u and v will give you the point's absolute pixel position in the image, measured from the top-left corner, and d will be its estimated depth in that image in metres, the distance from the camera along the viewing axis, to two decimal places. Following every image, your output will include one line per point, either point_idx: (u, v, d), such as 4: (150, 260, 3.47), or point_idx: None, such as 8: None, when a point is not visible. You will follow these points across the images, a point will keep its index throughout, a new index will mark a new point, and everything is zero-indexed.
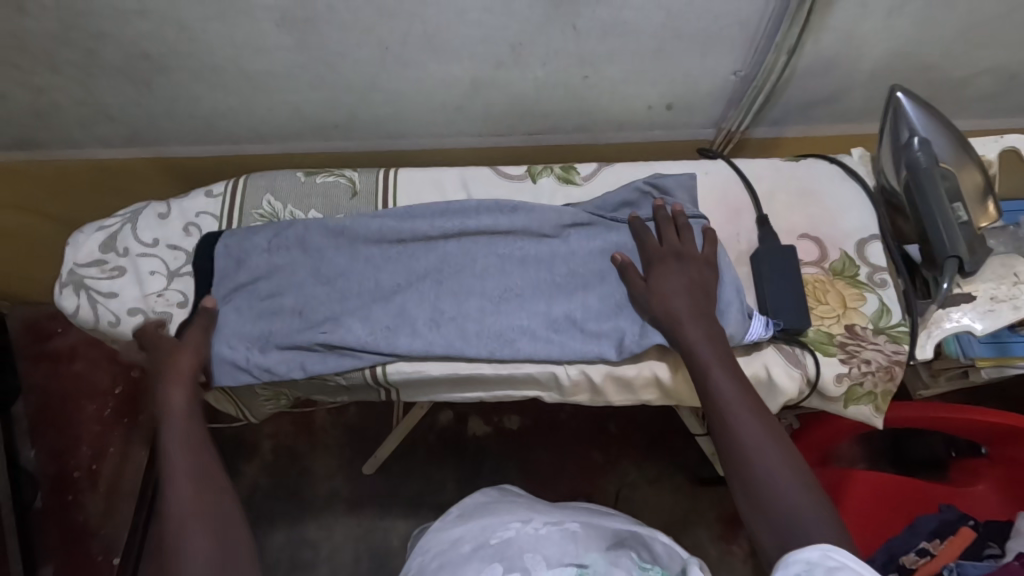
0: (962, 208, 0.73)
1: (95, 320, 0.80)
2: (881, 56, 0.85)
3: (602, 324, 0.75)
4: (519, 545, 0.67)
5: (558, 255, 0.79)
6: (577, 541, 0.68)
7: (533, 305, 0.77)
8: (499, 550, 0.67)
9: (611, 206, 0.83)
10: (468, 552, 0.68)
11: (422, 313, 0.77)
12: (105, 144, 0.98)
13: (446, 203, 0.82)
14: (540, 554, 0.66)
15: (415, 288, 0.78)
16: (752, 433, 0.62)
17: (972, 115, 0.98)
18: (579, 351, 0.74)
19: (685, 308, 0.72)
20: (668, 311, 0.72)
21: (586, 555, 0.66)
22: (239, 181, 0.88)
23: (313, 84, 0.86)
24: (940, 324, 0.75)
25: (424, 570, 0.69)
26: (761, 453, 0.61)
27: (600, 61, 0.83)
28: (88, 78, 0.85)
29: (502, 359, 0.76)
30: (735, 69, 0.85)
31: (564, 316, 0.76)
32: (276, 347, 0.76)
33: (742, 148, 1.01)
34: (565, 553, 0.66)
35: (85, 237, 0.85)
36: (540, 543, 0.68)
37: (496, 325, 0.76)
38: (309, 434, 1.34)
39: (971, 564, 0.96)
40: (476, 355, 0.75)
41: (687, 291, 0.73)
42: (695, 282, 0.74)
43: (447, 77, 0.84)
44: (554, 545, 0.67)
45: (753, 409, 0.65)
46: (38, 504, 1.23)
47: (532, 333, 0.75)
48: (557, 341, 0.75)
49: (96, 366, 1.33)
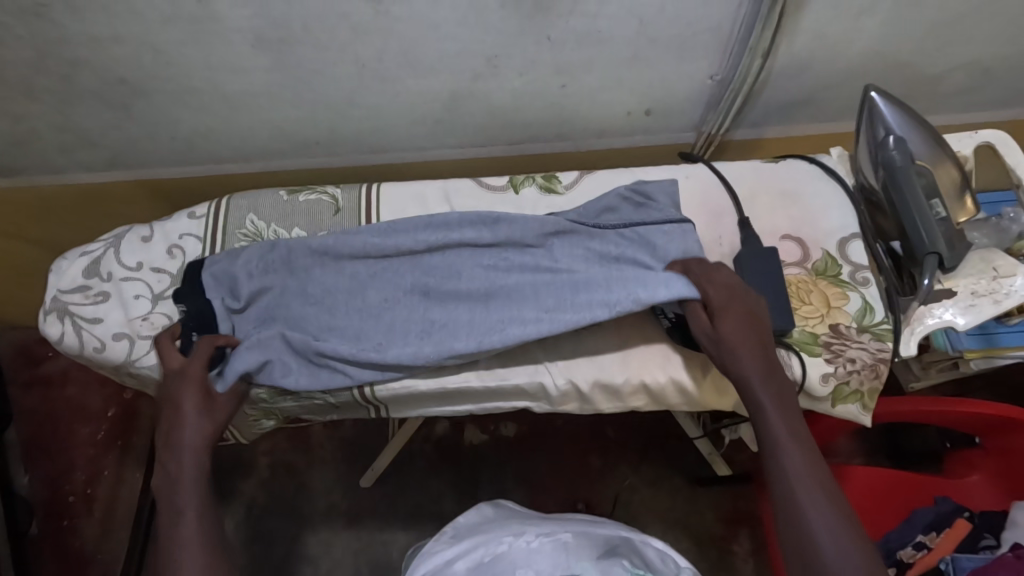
0: (940, 204, 0.74)
1: (80, 346, 0.80)
2: (855, 56, 0.86)
3: (594, 294, 0.75)
4: (512, 559, 0.73)
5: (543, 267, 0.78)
6: (570, 552, 0.73)
7: (523, 297, 0.76)
8: (492, 566, 0.71)
9: (593, 214, 0.82)
10: (462, 571, 0.70)
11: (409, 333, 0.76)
12: (87, 168, 0.97)
13: (429, 217, 0.81)
14: (533, 569, 0.72)
15: (405, 304, 0.78)
16: (805, 484, 0.62)
17: (949, 110, 0.98)
18: (571, 319, 0.73)
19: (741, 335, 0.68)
20: (723, 341, 0.68)
21: (578, 566, 0.72)
22: (222, 202, 0.88)
23: (292, 103, 0.86)
24: (922, 321, 0.75)
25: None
26: (810, 507, 0.61)
27: (577, 70, 0.83)
28: (67, 104, 0.84)
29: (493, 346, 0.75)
30: (712, 72, 0.86)
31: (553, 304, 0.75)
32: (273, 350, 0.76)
33: (724, 151, 1.01)
34: (557, 565, 0.73)
35: (68, 263, 0.84)
36: (532, 557, 0.73)
37: (486, 319, 0.76)
38: (305, 450, 1.34)
39: (965, 557, 0.94)
40: (466, 349, 0.74)
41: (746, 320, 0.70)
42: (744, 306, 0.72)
43: (426, 90, 0.85)
44: (546, 559, 0.73)
45: (806, 456, 0.63)
46: (34, 531, 1.22)
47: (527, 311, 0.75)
48: (548, 318, 0.74)
49: (88, 389, 1.32)
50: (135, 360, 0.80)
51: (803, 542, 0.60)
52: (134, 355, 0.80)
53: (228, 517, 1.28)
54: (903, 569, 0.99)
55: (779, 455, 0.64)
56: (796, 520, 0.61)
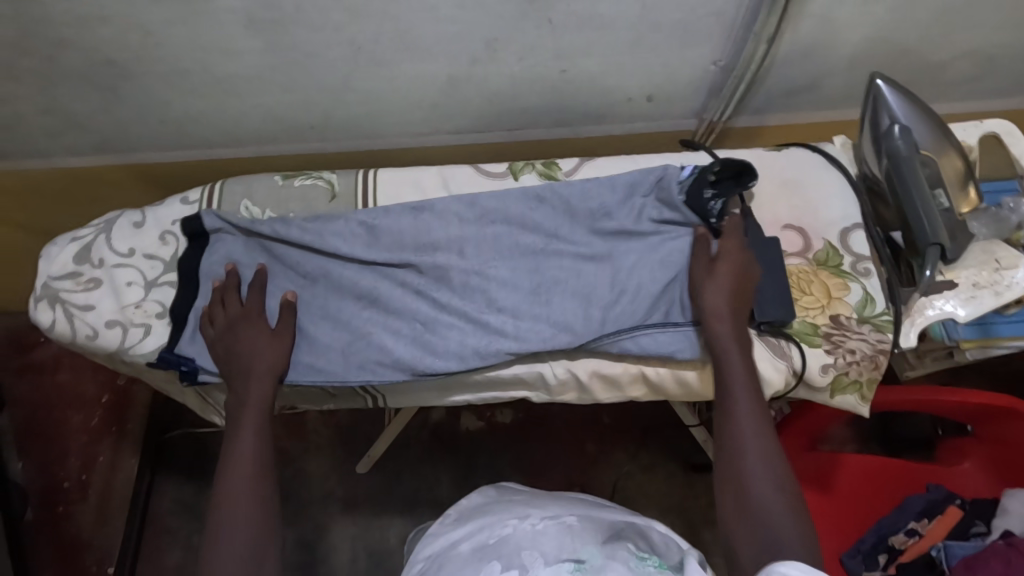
0: (943, 195, 0.73)
1: (73, 333, 0.79)
2: (860, 42, 0.84)
3: (590, 190, 0.79)
4: (516, 542, 0.65)
5: (548, 247, 0.78)
6: (574, 535, 0.66)
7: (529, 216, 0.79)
8: (497, 548, 0.65)
9: (596, 284, 0.76)
10: (466, 551, 0.67)
11: (368, 284, 0.77)
12: (75, 152, 0.95)
13: (425, 319, 0.76)
14: (538, 550, 0.63)
15: (406, 241, 0.79)
16: (751, 436, 0.68)
17: (956, 97, 0.97)
18: (583, 189, 0.79)
19: (722, 306, 0.72)
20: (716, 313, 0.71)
21: (584, 550, 0.63)
22: (215, 186, 0.87)
23: (286, 86, 0.84)
24: (922, 312, 0.75)
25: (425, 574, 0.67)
26: (749, 454, 0.67)
27: (578, 54, 0.82)
28: (53, 86, 0.82)
29: (495, 217, 0.79)
30: (715, 59, 0.84)
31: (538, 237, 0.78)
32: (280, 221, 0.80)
33: (726, 138, 1.00)
34: (562, 548, 0.64)
35: (58, 249, 0.82)
36: (538, 538, 0.66)
37: (509, 215, 0.79)
38: (302, 436, 1.33)
39: (957, 544, 0.95)
40: (470, 208, 0.80)
41: (734, 303, 0.72)
42: (746, 277, 0.74)
43: (423, 75, 0.83)
44: (552, 540, 0.65)
45: (764, 446, 0.67)
46: (29, 516, 1.22)
47: (547, 222, 0.79)
48: (560, 205, 0.79)
49: (82, 375, 1.30)
50: (128, 348, 0.78)
51: (757, 530, 0.63)
52: (128, 342, 0.78)
53: None
54: (894, 553, 1.01)
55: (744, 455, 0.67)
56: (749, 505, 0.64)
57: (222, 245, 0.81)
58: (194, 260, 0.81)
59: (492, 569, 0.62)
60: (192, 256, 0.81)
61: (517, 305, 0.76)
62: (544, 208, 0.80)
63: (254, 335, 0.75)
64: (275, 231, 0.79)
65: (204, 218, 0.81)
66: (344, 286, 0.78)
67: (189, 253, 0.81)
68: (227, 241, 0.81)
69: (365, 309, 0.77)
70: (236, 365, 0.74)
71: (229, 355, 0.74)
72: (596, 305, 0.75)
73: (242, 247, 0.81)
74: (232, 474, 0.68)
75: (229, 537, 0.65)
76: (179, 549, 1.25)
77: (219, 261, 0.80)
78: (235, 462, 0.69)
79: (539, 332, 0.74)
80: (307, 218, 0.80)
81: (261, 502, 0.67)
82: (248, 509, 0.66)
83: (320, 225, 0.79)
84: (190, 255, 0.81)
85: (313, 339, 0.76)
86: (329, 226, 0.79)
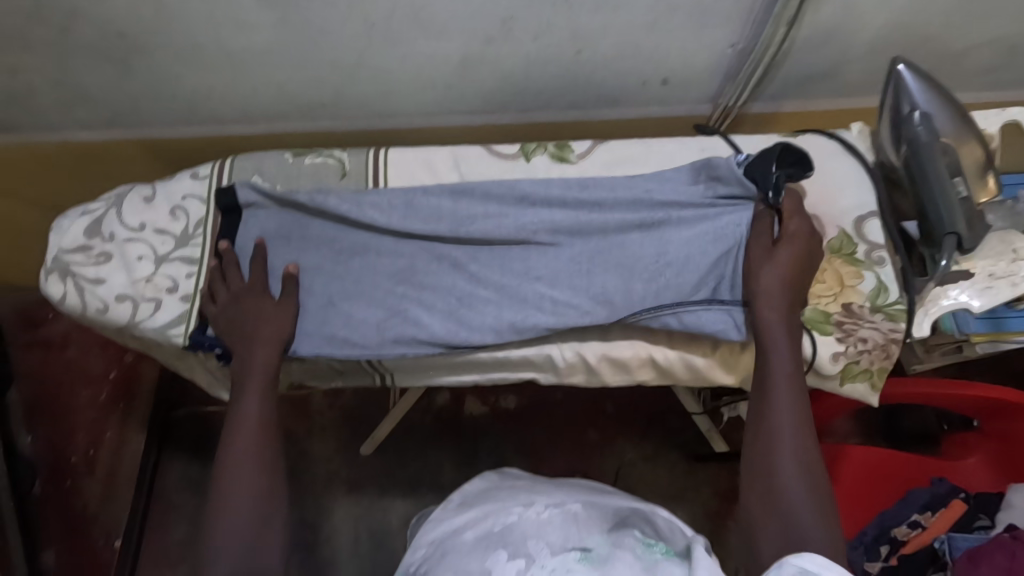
0: (962, 183, 0.72)
1: (83, 306, 0.79)
2: (881, 27, 0.83)
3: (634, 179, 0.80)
4: (522, 531, 0.64)
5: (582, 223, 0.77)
6: (579, 525, 0.65)
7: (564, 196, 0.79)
8: (502, 536, 0.64)
9: (637, 260, 0.75)
10: (471, 539, 0.66)
11: (384, 264, 0.78)
12: (86, 126, 0.95)
13: (458, 293, 0.76)
14: (544, 540, 0.62)
15: (445, 214, 0.79)
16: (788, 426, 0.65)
17: (976, 87, 0.96)
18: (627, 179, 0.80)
19: (772, 290, 0.70)
20: (768, 295, 0.70)
21: (590, 539, 0.62)
22: (226, 162, 0.86)
23: (298, 62, 0.83)
24: (937, 302, 0.75)
25: (430, 560, 0.66)
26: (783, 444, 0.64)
27: (593, 35, 0.81)
28: (64, 58, 0.82)
29: (532, 195, 0.79)
30: (733, 42, 0.83)
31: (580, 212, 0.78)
32: (315, 195, 0.81)
33: (740, 124, 0.99)
34: (568, 538, 0.62)
35: (69, 222, 0.83)
36: (543, 528, 0.64)
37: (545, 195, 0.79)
38: (307, 416, 1.34)
39: (962, 537, 0.92)
40: (508, 186, 0.80)
41: (789, 288, 0.70)
42: (806, 264, 0.72)
43: (436, 53, 0.82)
44: (557, 530, 0.64)
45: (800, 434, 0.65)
46: (35, 492, 1.19)
47: (596, 196, 0.78)
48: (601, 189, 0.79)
49: (89, 352, 1.27)
50: (138, 323, 0.78)
51: (783, 517, 0.61)
52: (138, 317, 0.78)
53: None
54: (897, 545, 1.00)
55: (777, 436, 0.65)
56: (777, 486, 0.62)
57: (258, 218, 0.81)
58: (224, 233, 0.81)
59: (497, 556, 0.61)
60: (225, 228, 0.82)
61: (556, 282, 0.76)
62: (594, 184, 0.79)
63: (260, 301, 0.75)
64: (311, 203, 0.80)
65: (239, 189, 0.82)
66: (380, 260, 0.78)
67: (219, 226, 0.82)
68: (263, 213, 0.82)
69: (400, 285, 0.77)
70: (243, 333, 0.74)
71: (236, 322, 0.74)
72: (634, 283, 0.74)
73: (274, 219, 0.81)
74: (235, 440, 0.68)
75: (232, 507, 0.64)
76: (185, 524, 1.30)
77: (251, 235, 0.81)
78: (239, 427, 0.68)
79: (575, 309, 0.75)
80: (342, 193, 0.81)
81: (264, 473, 0.66)
82: (252, 477, 0.66)
83: (355, 198, 0.80)
84: (224, 227, 0.82)
85: (351, 313, 0.76)
86: (365, 200, 0.80)
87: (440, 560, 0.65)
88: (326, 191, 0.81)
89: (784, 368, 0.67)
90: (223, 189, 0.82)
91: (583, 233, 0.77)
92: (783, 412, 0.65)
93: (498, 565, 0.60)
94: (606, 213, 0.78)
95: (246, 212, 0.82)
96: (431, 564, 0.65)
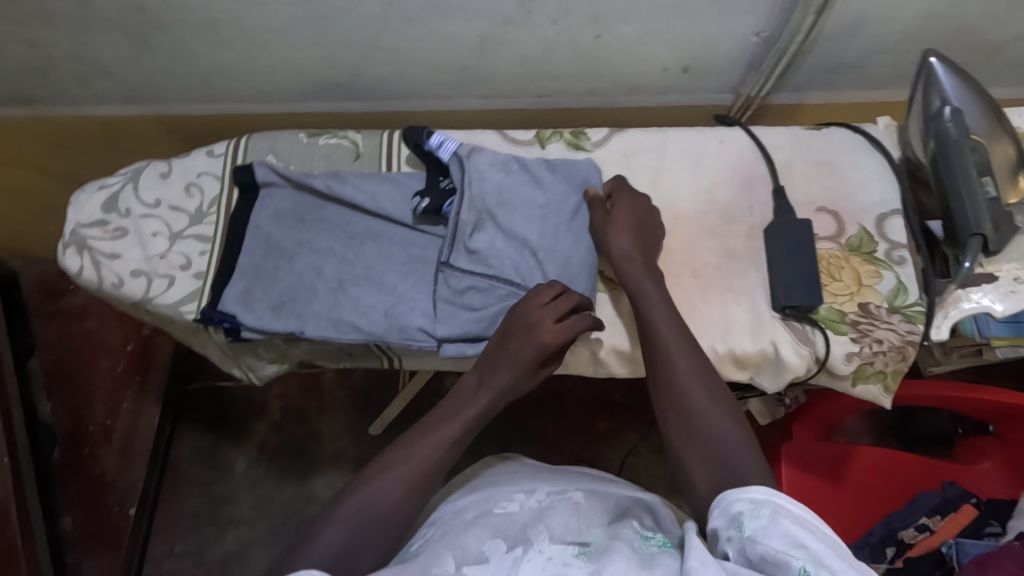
0: (991, 183, 0.70)
1: (98, 281, 0.80)
2: (914, 18, 0.79)
3: (568, 173, 0.79)
4: (521, 518, 0.64)
5: (562, 216, 0.77)
6: (581, 514, 0.64)
7: (542, 188, 0.78)
8: (502, 523, 0.64)
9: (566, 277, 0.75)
10: (470, 521, 0.65)
11: (396, 253, 0.78)
12: (105, 100, 0.95)
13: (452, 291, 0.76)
14: (544, 526, 0.62)
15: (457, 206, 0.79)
16: (687, 371, 0.67)
17: (1011, 81, 0.92)
18: (565, 171, 0.79)
19: (628, 247, 0.73)
20: (619, 256, 0.73)
21: (589, 533, 0.62)
22: (241, 141, 0.86)
23: (314, 40, 0.82)
24: (957, 305, 0.72)
25: (428, 541, 0.65)
26: (688, 389, 0.66)
27: (615, 19, 0.78)
28: (84, 32, 0.82)
29: (535, 185, 0.79)
30: (757, 30, 0.81)
31: (498, 206, 0.77)
32: (335, 178, 0.81)
33: (761, 116, 0.97)
34: (568, 529, 0.62)
35: (86, 197, 0.83)
36: (542, 515, 0.64)
37: (534, 190, 0.78)
38: (317, 396, 1.36)
39: (971, 542, 0.88)
40: (517, 174, 0.79)
41: (644, 245, 0.74)
42: (646, 221, 0.76)
43: (453, 35, 0.81)
44: (558, 517, 0.63)
45: (703, 385, 0.66)
46: (57, 456, 1.24)
47: (516, 197, 0.78)
48: (555, 182, 0.78)
49: (107, 323, 1.30)
50: (152, 299, 0.79)
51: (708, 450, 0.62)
52: (152, 293, 0.79)
53: (242, 456, 1.32)
54: (903, 548, 0.98)
55: (670, 361, 0.68)
56: (694, 430, 0.64)
57: (274, 198, 0.81)
58: (242, 213, 0.81)
59: (497, 545, 0.61)
60: (244, 206, 0.82)
61: (462, 290, 0.74)
62: (524, 179, 0.79)
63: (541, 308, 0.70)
64: (324, 187, 0.80)
65: (258, 168, 0.81)
66: (388, 247, 0.79)
67: (231, 205, 0.83)
68: (276, 195, 0.81)
69: (411, 273, 0.77)
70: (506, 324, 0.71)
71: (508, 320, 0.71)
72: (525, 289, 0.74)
73: (290, 199, 0.81)
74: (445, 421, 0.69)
75: (388, 486, 0.64)
76: (197, 495, 1.30)
77: (267, 215, 0.81)
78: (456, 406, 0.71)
79: None
80: (357, 176, 0.81)
81: (426, 472, 0.66)
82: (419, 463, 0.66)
83: (373, 185, 0.80)
84: (240, 206, 0.82)
85: (357, 298, 0.75)
86: (380, 185, 0.81)
87: (437, 540, 0.64)
88: (344, 175, 0.81)
89: (660, 310, 0.70)
90: (242, 167, 0.82)
91: (568, 233, 0.76)
92: (678, 362, 0.67)
93: (497, 554, 0.60)
94: (562, 212, 0.77)
95: (262, 190, 0.82)
96: (428, 543, 0.64)
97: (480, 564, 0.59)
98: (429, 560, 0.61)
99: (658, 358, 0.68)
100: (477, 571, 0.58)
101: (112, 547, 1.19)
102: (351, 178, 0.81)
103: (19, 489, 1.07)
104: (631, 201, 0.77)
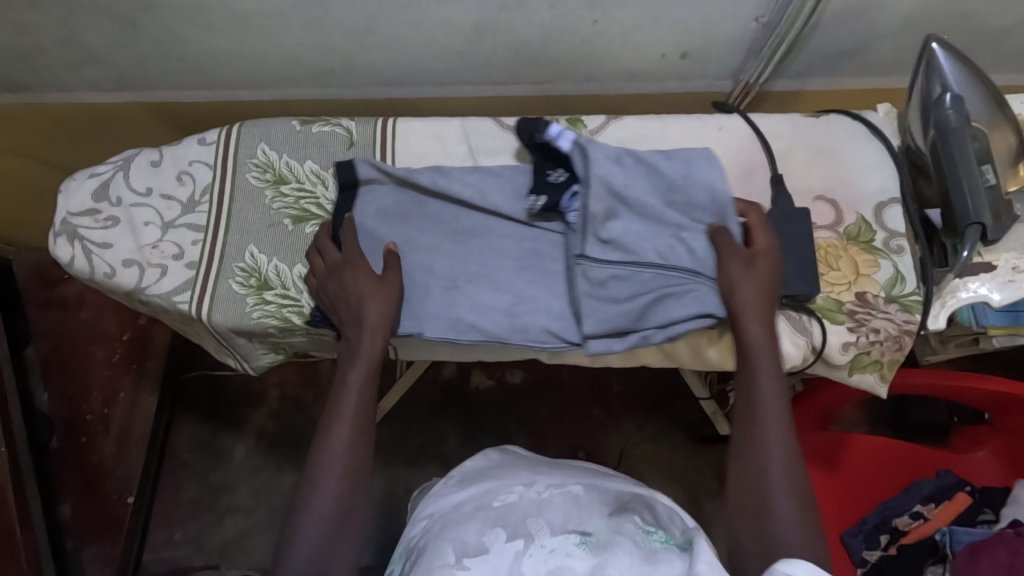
0: (990, 171, 0.70)
1: (90, 270, 0.79)
2: (916, 3, 0.78)
3: (692, 160, 0.74)
4: (522, 510, 0.64)
5: (696, 205, 0.73)
6: (582, 507, 0.64)
7: (666, 175, 0.74)
8: (502, 515, 0.64)
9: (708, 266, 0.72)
10: (470, 515, 0.65)
11: (510, 248, 0.76)
12: (95, 87, 0.94)
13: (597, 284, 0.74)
14: (544, 519, 0.62)
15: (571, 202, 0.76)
16: (777, 452, 0.65)
17: (1013, 68, 0.91)
18: (686, 157, 0.75)
19: (757, 306, 0.69)
20: (739, 317, 0.69)
21: (589, 522, 0.62)
22: (232, 130, 0.85)
23: (306, 26, 0.81)
24: (954, 294, 0.72)
25: (430, 535, 0.65)
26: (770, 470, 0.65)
27: (612, 5, 0.77)
28: (72, 17, 0.80)
29: (660, 172, 0.74)
30: (756, 15, 0.79)
31: (629, 195, 0.73)
32: (434, 173, 0.79)
33: (760, 103, 0.96)
34: (569, 520, 0.62)
35: (76, 185, 0.82)
36: (542, 506, 0.64)
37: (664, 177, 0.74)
38: (314, 385, 1.36)
39: (963, 530, 0.90)
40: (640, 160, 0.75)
41: (770, 303, 0.70)
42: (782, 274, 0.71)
43: (449, 20, 0.79)
44: (558, 509, 0.64)
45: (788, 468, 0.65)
46: (55, 445, 1.25)
47: (643, 185, 0.74)
48: (681, 168, 0.74)
49: (102, 313, 1.31)
50: (145, 288, 0.79)
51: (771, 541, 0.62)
52: (145, 282, 0.79)
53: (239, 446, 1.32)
54: (897, 536, 1.00)
55: (763, 438, 0.66)
56: (764, 515, 0.63)
57: (376, 195, 0.79)
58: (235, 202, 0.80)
59: (496, 536, 0.61)
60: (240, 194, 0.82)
61: (603, 282, 0.73)
62: (650, 166, 0.75)
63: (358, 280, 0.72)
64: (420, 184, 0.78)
65: (359, 164, 0.80)
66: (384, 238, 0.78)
67: (224, 194, 0.82)
68: (371, 193, 0.79)
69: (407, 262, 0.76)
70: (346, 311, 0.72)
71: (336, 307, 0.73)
72: (671, 269, 0.72)
73: (391, 196, 0.79)
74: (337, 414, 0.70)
75: (321, 495, 0.65)
76: (194, 484, 1.28)
77: None
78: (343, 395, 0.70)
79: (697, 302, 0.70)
80: (457, 172, 0.79)
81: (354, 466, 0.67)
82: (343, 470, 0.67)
83: (478, 180, 0.78)
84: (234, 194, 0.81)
85: None
86: (486, 182, 0.79)
87: (437, 535, 0.64)
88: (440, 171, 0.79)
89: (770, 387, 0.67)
90: (343, 164, 0.80)
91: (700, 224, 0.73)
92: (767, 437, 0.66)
93: (496, 545, 0.60)
94: (690, 201, 0.73)
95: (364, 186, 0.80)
96: (430, 538, 0.64)
97: (482, 556, 0.59)
98: (431, 555, 0.61)
99: (749, 432, 0.67)
100: (479, 564, 0.58)
101: (111, 535, 1.21)
102: (450, 174, 0.79)
103: (17, 480, 1.07)
104: (769, 250, 0.71)
